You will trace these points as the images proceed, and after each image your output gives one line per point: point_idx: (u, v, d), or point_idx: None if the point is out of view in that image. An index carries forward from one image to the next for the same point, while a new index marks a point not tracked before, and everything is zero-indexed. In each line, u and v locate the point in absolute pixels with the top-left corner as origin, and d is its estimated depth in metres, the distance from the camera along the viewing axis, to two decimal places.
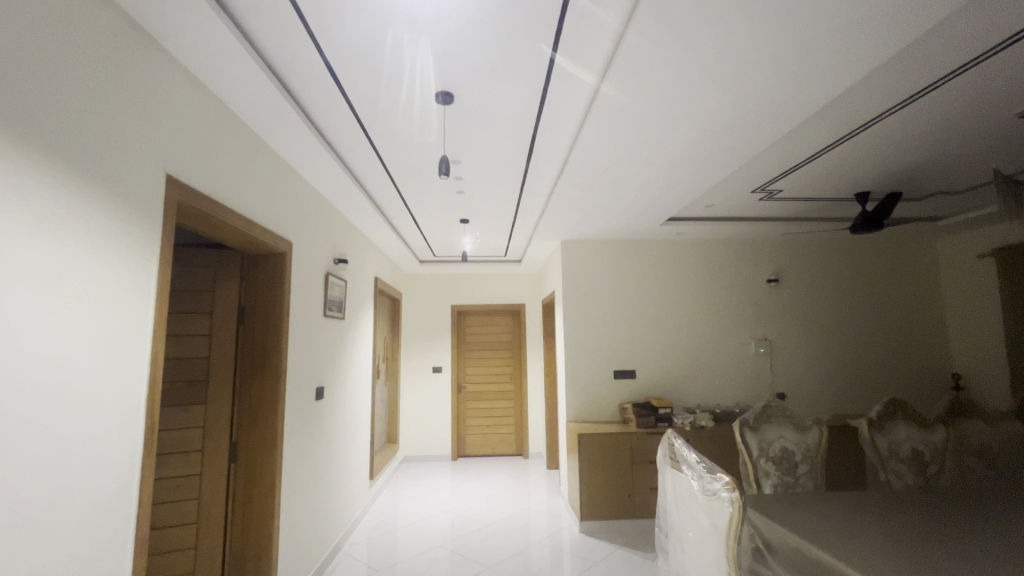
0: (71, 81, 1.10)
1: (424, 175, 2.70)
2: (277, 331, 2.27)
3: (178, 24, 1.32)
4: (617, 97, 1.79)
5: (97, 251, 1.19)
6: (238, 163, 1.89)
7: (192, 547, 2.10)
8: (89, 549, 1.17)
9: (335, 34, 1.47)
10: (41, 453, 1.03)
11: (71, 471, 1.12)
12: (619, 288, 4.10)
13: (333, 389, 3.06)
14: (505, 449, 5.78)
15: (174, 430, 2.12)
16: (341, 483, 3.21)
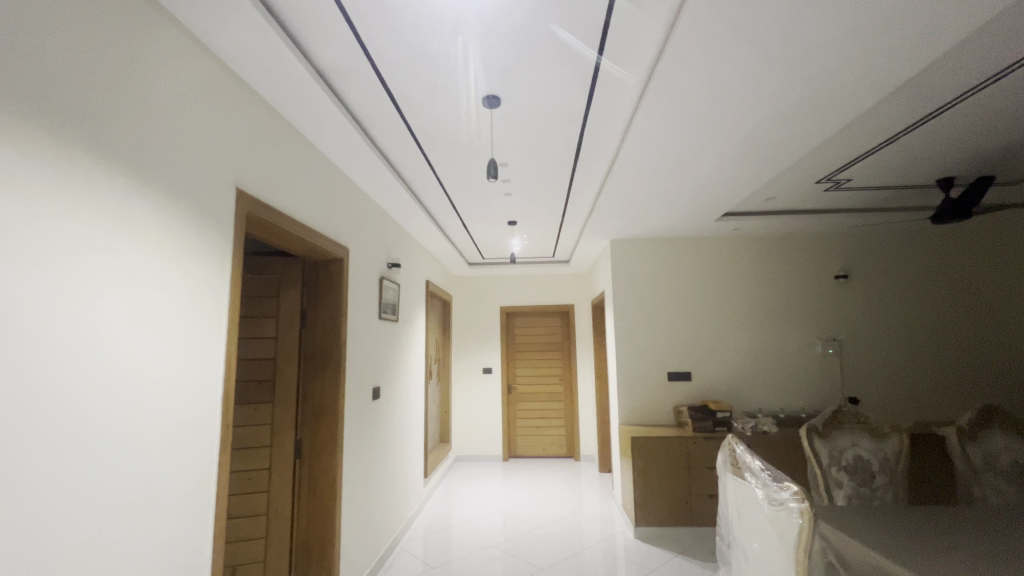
0: (143, 98, 1.19)
1: (472, 179, 2.74)
2: (337, 333, 2.38)
3: (245, 45, 1.43)
4: (667, 91, 1.73)
5: (178, 260, 1.31)
6: (298, 173, 2.01)
7: (263, 536, 2.25)
8: (175, 535, 1.28)
9: (386, 45, 1.53)
10: (119, 445, 1.10)
11: (149, 465, 1.20)
12: (671, 286, 3.97)
13: (389, 389, 3.17)
14: (557, 450, 5.74)
15: (247, 427, 2.28)
16: (398, 480, 3.32)
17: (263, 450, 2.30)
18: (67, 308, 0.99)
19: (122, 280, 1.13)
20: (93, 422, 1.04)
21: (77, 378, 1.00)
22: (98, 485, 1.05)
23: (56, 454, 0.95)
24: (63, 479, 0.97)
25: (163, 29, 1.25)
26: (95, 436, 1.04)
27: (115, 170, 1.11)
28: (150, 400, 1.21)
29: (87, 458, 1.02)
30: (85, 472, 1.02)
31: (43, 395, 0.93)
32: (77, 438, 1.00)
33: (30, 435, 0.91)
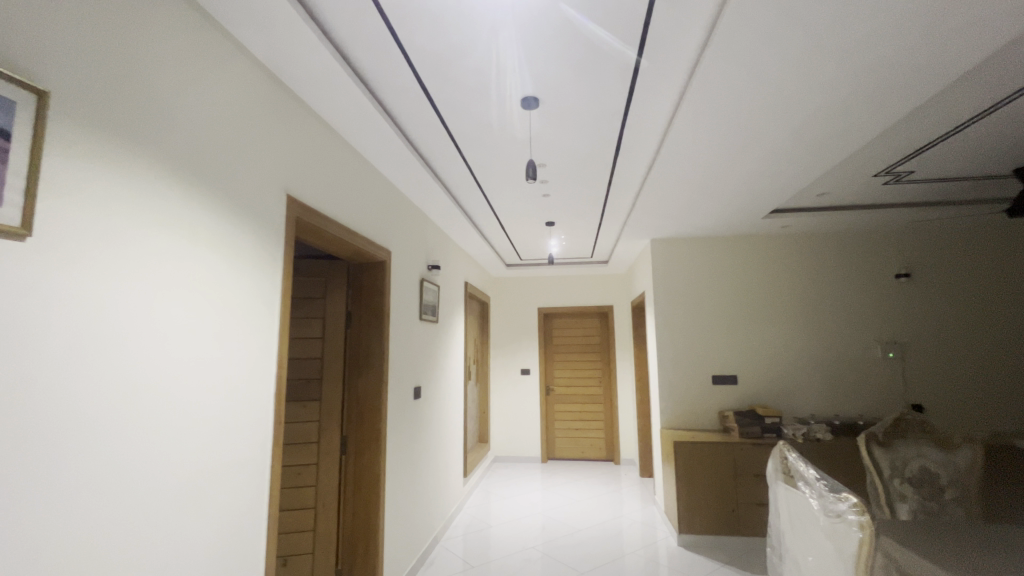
0: (199, 109, 1.26)
1: (510, 180, 2.75)
2: (380, 334, 2.45)
3: (294, 55, 1.49)
4: (710, 86, 1.68)
5: (234, 263, 1.39)
6: (343, 179, 2.08)
7: (312, 529, 2.34)
8: (233, 524, 1.36)
9: (426, 50, 1.56)
10: (177, 436, 1.17)
11: (206, 455, 1.27)
12: (716, 287, 3.84)
13: (429, 389, 3.22)
14: (596, 453, 5.66)
15: (296, 423, 2.38)
16: (438, 479, 3.37)
17: (311, 446, 2.39)
18: (131, 307, 1.06)
19: (180, 280, 1.20)
20: (154, 413, 1.11)
21: (140, 371, 1.07)
22: (159, 473, 1.12)
23: (122, 442, 1.02)
24: (128, 467, 1.03)
25: (216, 42, 1.32)
26: (157, 432, 1.11)
27: (174, 177, 1.18)
28: (206, 394, 1.28)
29: (149, 448, 1.09)
30: (147, 460, 1.08)
31: (111, 386, 1.00)
32: (139, 428, 1.07)
33: (99, 423, 0.97)
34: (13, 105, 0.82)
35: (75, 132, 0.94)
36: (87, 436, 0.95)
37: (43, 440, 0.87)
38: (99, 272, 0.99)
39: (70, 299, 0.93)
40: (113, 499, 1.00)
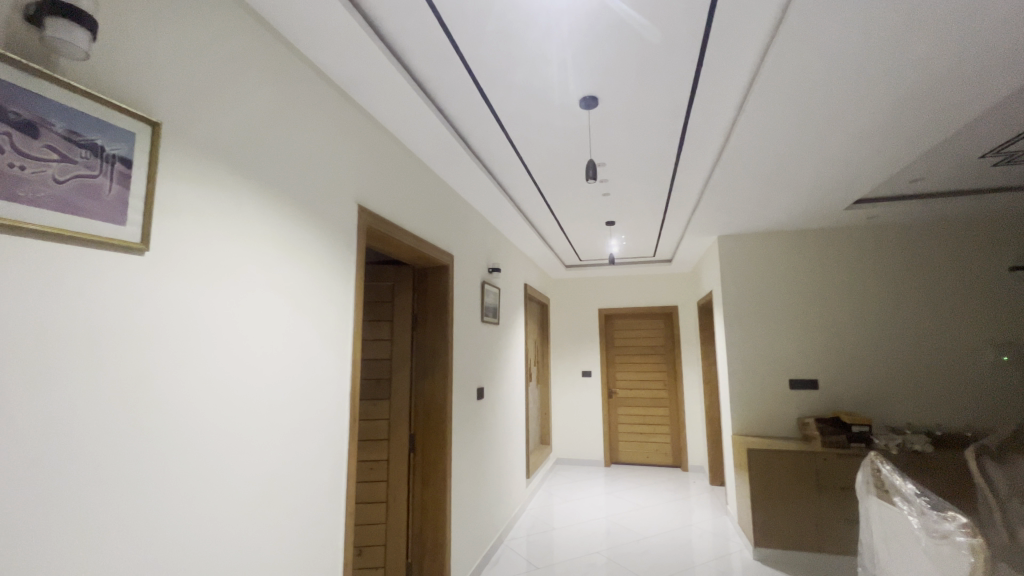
0: (280, 130, 1.37)
1: (569, 181, 2.74)
2: (445, 336, 2.52)
3: (363, 72, 1.58)
4: (784, 72, 1.58)
5: (313, 271, 1.50)
6: (409, 187, 2.17)
7: (383, 522, 2.46)
8: (315, 514, 1.47)
9: (485, 57, 1.60)
10: (266, 432, 1.28)
11: (288, 449, 1.36)
12: (791, 284, 3.59)
13: (492, 390, 3.27)
14: (662, 459, 5.46)
15: (368, 420, 2.52)
16: (502, 480, 3.41)
17: (382, 443, 2.51)
18: (224, 314, 1.17)
19: (263, 287, 1.30)
20: (245, 412, 1.21)
21: (229, 371, 1.17)
22: (251, 466, 1.23)
23: (219, 437, 1.13)
24: (223, 460, 1.14)
25: (290, 63, 1.42)
26: (248, 429, 1.23)
27: (260, 193, 1.29)
28: (287, 392, 1.37)
29: (242, 443, 1.20)
30: (235, 453, 1.18)
31: (207, 386, 1.11)
32: (232, 424, 1.18)
33: (198, 420, 1.08)
34: (133, 136, 0.94)
35: (180, 157, 1.06)
36: (185, 431, 1.05)
37: (153, 434, 0.98)
38: (195, 282, 1.09)
39: (171, 308, 1.03)
40: (207, 488, 1.10)
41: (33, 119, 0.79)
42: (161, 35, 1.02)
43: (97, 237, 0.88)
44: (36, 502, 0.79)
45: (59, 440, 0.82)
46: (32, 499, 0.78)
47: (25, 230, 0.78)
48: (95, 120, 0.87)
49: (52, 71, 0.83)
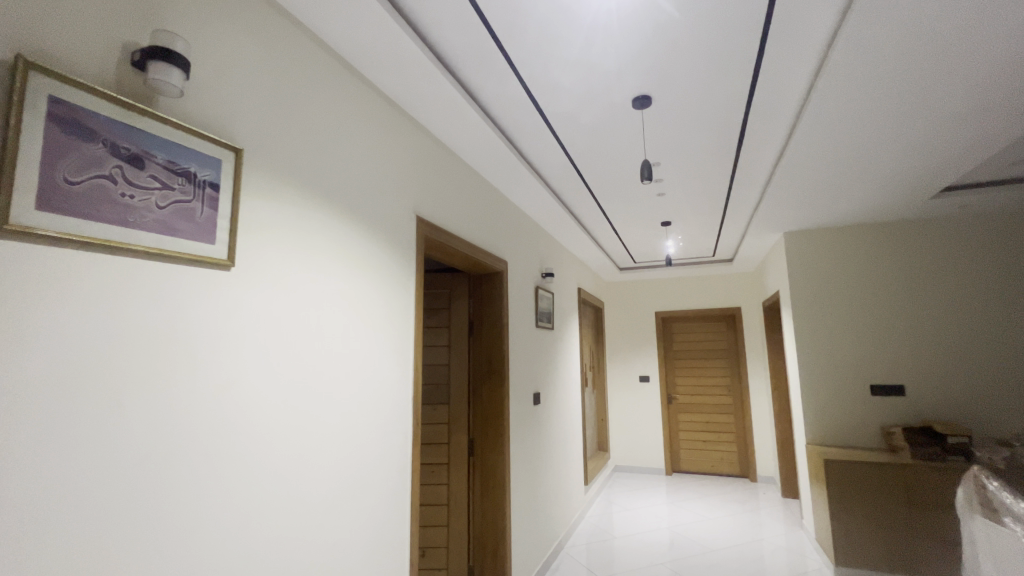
0: (345, 149, 1.45)
1: (622, 183, 2.70)
2: (500, 341, 2.54)
3: (418, 89, 1.64)
4: (855, 56, 1.48)
5: (376, 281, 1.57)
6: (463, 196, 2.22)
7: (445, 524, 2.51)
8: (383, 515, 1.52)
9: (536, 64, 1.61)
10: (338, 435, 1.36)
11: (357, 451, 1.43)
12: (868, 282, 3.32)
13: (549, 395, 3.26)
14: (728, 469, 5.20)
15: (429, 425, 2.59)
16: (560, 487, 3.38)
17: (442, 447, 2.58)
18: (299, 324, 1.25)
19: (330, 296, 1.37)
20: (318, 415, 1.29)
21: (302, 377, 1.24)
22: (324, 467, 1.30)
23: (297, 440, 1.21)
24: (300, 463, 1.22)
25: (349, 82, 1.48)
26: (322, 431, 1.30)
27: (328, 209, 1.37)
28: (356, 397, 1.44)
29: (316, 446, 1.27)
30: (310, 455, 1.25)
31: (285, 391, 1.19)
32: (308, 427, 1.25)
33: (278, 424, 1.16)
34: (219, 162, 1.03)
35: (260, 179, 1.15)
36: (267, 434, 1.13)
37: (243, 436, 1.07)
38: (271, 294, 1.16)
39: (250, 319, 1.11)
40: (285, 487, 1.17)
41: (139, 152, 0.88)
42: (237, 66, 1.10)
43: (191, 255, 0.97)
44: (149, 495, 0.88)
45: (165, 439, 0.91)
46: (145, 492, 0.88)
47: (134, 252, 0.88)
48: (187, 149, 0.97)
49: (153, 108, 0.92)
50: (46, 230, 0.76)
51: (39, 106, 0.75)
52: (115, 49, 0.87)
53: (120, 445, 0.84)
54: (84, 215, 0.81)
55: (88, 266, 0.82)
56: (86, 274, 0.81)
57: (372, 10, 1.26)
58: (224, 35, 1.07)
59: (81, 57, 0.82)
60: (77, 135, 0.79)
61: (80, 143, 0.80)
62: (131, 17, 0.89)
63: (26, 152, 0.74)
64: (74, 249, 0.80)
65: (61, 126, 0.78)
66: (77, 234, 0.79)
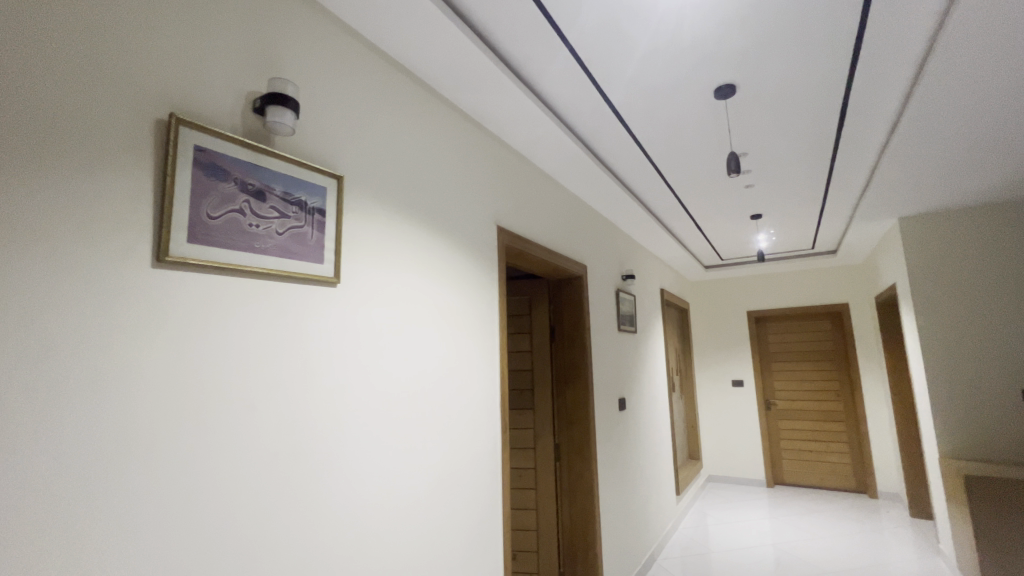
0: (430, 168, 1.53)
1: (706, 177, 2.57)
2: (583, 347, 2.52)
3: (496, 104, 1.70)
4: (983, 11, 1.30)
5: (462, 290, 1.64)
6: (541, 204, 2.24)
7: (535, 528, 2.54)
8: (477, 517, 1.57)
9: (611, 66, 1.60)
10: (433, 438, 1.43)
11: (450, 454, 1.49)
12: (1012, 270, 2.85)
13: (634, 401, 3.17)
14: (841, 482, 4.69)
15: (516, 429, 2.64)
16: (650, 496, 3.27)
17: (529, 451, 2.61)
18: (395, 334, 1.33)
19: (420, 305, 1.44)
20: (415, 420, 1.37)
21: (399, 383, 1.33)
22: (421, 469, 1.37)
23: (395, 442, 1.29)
24: (400, 464, 1.30)
25: (430, 104, 1.57)
26: (418, 435, 1.37)
27: (418, 226, 1.46)
28: (448, 402, 1.51)
29: (413, 449, 1.35)
30: (408, 457, 1.33)
31: (385, 397, 1.27)
32: (406, 431, 1.33)
33: (380, 427, 1.25)
34: (325, 190, 1.15)
35: (358, 202, 1.26)
36: (371, 438, 1.22)
37: (351, 438, 1.17)
38: (370, 306, 1.26)
39: (353, 331, 1.21)
40: (390, 486, 1.26)
41: (261, 187, 1.01)
42: (335, 101, 1.21)
43: (304, 275, 1.08)
44: (277, 490, 1.00)
45: (288, 440, 1.03)
46: (273, 487, 0.99)
47: (259, 274, 1.00)
48: (299, 180, 1.08)
49: (270, 145, 1.05)
50: (196, 260, 0.89)
51: (186, 154, 0.88)
52: (242, 99, 1.00)
53: (253, 445, 0.96)
54: (222, 245, 0.93)
55: (226, 289, 0.95)
56: (225, 295, 0.95)
57: (452, 34, 1.33)
58: (323, 76, 1.19)
59: (214, 109, 0.95)
60: (215, 176, 0.92)
61: (217, 183, 0.93)
62: (252, 69, 1.03)
63: (180, 194, 0.87)
64: (215, 275, 0.93)
65: (203, 169, 0.91)
66: (217, 262, 0.92)
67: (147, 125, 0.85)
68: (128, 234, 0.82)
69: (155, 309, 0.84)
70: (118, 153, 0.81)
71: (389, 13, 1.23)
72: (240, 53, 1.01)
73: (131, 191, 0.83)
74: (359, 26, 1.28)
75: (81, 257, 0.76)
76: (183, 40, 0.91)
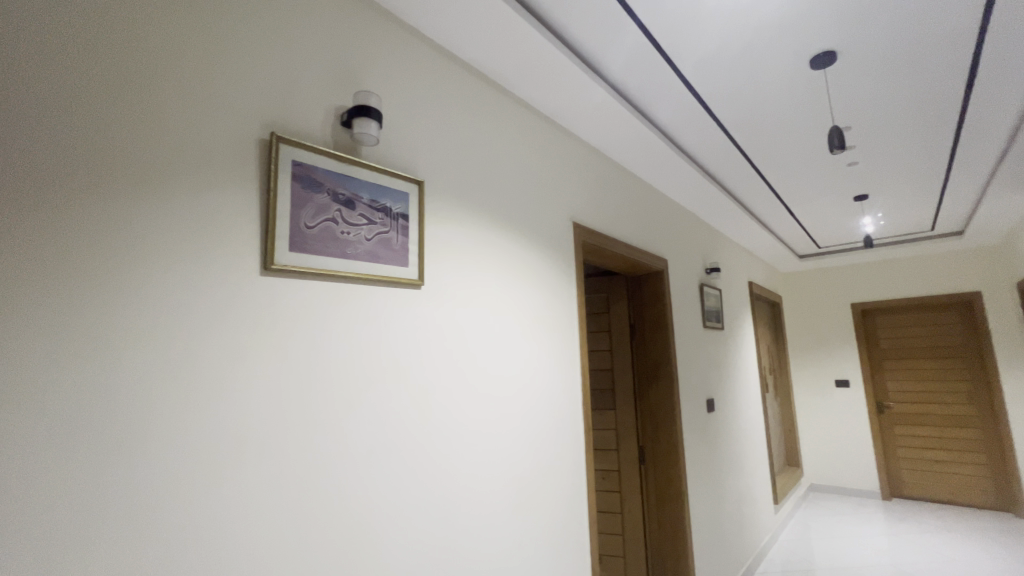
0: (506, 168, 1.53)
1: (801, 157, 2.34)
2: (666, 345, 2.40)
3: (571, 100, 1.67)
4: None
5: (541, 289, 1.62)
6: (619, 198, 2.17)
7: (621, 533, 2.47)
8: (562, 521, 1.55)
9: (691, 46, 1.50)
10: (516, 439, 1.43)
11: (534, 455, 1.48)
12: None
13: (724, 403, 2.97)
14: (978, 498, 4.05)
15: (598, 430, 2.59)
16: (745, 504, 3.05)
17: (612, 453, 2.54)
18: (477, 334, 1.35)
19: (500, 305, 1.45)
20: (498, 420, 1.37)
21: (482, 382, 1.34)
22: (506, 469, 1.37)
23: (479, 441, 1.30)
24: (484, 464, 1.31)
25: (505, 105, 1.57)
26: (502, 435, 1.38)
27: (497, 227, 1.47)
28: (530, 402, 1.50)
29: (497, 449, 1.35)
30: (492, 457, 1.34)
31: (468, 397, 1.29)
32: (490, 431, 1.34)
33: (465, 427, 1.27)
34: (408, 196, 1.19)
35: (440, 206, 1.29)
36: (456, 438, 1.24)
37: (440, 437, 1.20)
38: (452, 305, 1.29)
39: (438, 331, 1.24)
40: (476, 486, 1.28)
41: (351, 196, 1.06)
42: (414, 110, 1.25)
43: (391, 278, 1.13)
44: (373, 485, 1.05)
45: (381, 438, 1.08)
46: (370, 482, 1.04)
47: (352, 278, 1.06)
48: (383, 187, 1.13)
49: (357, 156, 1.10)
50: (298, 267, 0.96)
51: (287, 168, 0.96)
52: (332, 115, 1.07)
53: (353, 440, 1.03)
54: (319, 252, 1.00)
55: (324, 293, 1.02)
56: (323, 299, 1.01)
57: (525, 32, 1.32)
58: (403, 86, 1.23)
59: (308, 127, 1.02)
60: (311, 188, 0.99)
61: (313, 195, 1.00)
62: (340, 86, 1.09)
63: (281, 206, 0.95)
64: (315, 282, 1.00)
65: (301, 183, 0.98)
66: (315, 268, 0.99)
67: (254, 145, 0.93)
68: (238, 246, 0.90)
69: (265, 314, 0.92)
70: (229, 174, 0.89)
71: (464, 18, 1.25)
72: (329, 71, 1.07)
73: (240, 207, 0.91)
74: (434, 35, 1.31)
75: (200, 270, 0.84)
76: (281, 66, 0.98)
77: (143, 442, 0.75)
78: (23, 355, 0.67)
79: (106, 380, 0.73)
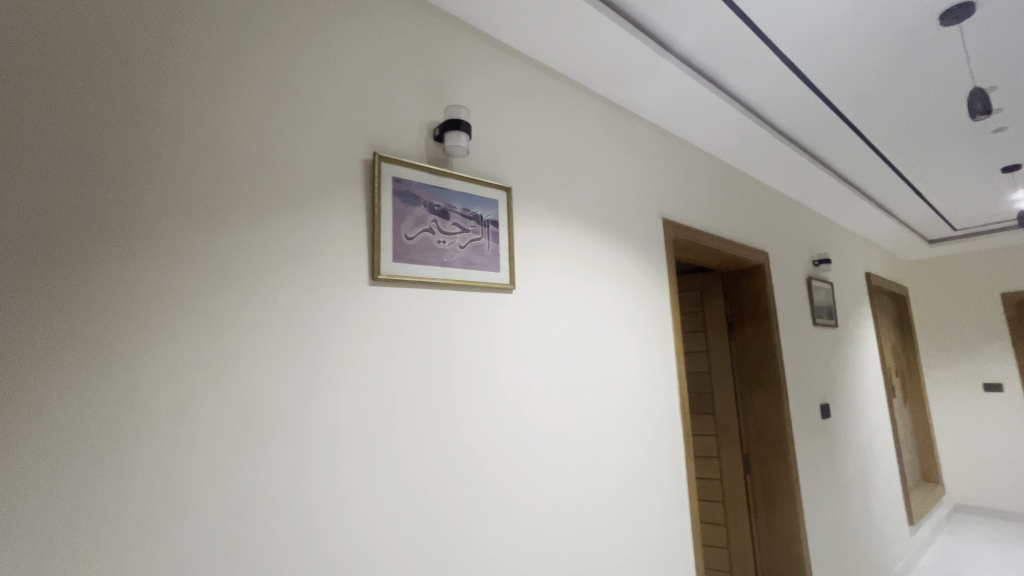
0: (592, 169, 1.51)
1: (930, 128, 2.04)
2: (771, 346, 2.22)
3: (657, 93, 1.60)
4: None
5: (631, 289, 1.57)
6: (712, 190, 2.04)
7: (726, 546, 2.31)
8: (664, 530, 1.49)
9: (792, 19, 1.38)
10: (612, 443, 1.40)
11: (631, 461, 1.44)
12: None
13: (843, 409, 2.67)
14: None
15: (696, 435, 2.45)
16: (873, 522, 2.71)
17: (713, 460, 2.39)
18: (569, 336, 1.34)
19: (591, 307, 1.43)
20: (593, 424, 1.35)
21: (576, 385, 1.33)
22: (602, 474, 1.35)
23: (575, 445, 1.30)
24: (580, 468, 1.30)
25: (588, 105, 1.55)
26: (597, 439, 1.36)
27: (584, 229, 1.45)
28: (624, 406, 1.46)
29: (592, 454, 1.34)
30: (588, 461, 1.32)
31: (561, 400, 1.29)
32: (585, 435, 1.33)
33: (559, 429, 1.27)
34: (496, 203, 1.22)
35: (527, 211, 1.30)
36: (551, 441, 1.24)
37: (535, 439, 1.21)
38: (543, 308, 1.29)
39: (531, 334, 1.25)
40: (573, 489, 1.27)
41: (444, 207, 1.11)
42: (500, 119, 1.28)
43: (484, 283, 1.16)
44: (474, 486, 1.08)
45: (481, 439, 1.11)
46: (471, 483, 1.08)
47: (449, 285, 1.11)
48: (474, 196, 1.17)
49: (449, 168, 1.15)
50: (400, 277, 1.03)
51: (387, 185, 1.03)
52: (425, 131, 1.13)
53: (455, 441, 1.07)
54: (418, 261, 1.06)
55: (424, 301, 1.07)
56: (422, 307, 1.07)
57: (608, 29, 1.29)
58: (489, 97, 1.27)
59: (404, 144, 1.09)
60: (409, 202, 1.06)
61: (411, 208, 1.06)
62: (430, 103, 1.14)
63: (385, 221, 1.02)
64: (415, 291, 1.06)
65: (400, 198, 1.05)
66: (415, 276, 1.05)
67: (359, 166, 1.01)
68: (348, 260, 0.98)
69: (374, 322, 0.99)
70: (339, 195, 0.98)
71: (545, 23, 1.25)
72: (421, 91, 1.13)
73: (350, 224, 0.99)
74: (517, 43, 1.33)
75: (318, 285, 0.93)
76: (379, 92, 1.06)
77: (280, 441, 0.85)
78: (182, 368, 0.78)
79: (251, 384, 0.84)
